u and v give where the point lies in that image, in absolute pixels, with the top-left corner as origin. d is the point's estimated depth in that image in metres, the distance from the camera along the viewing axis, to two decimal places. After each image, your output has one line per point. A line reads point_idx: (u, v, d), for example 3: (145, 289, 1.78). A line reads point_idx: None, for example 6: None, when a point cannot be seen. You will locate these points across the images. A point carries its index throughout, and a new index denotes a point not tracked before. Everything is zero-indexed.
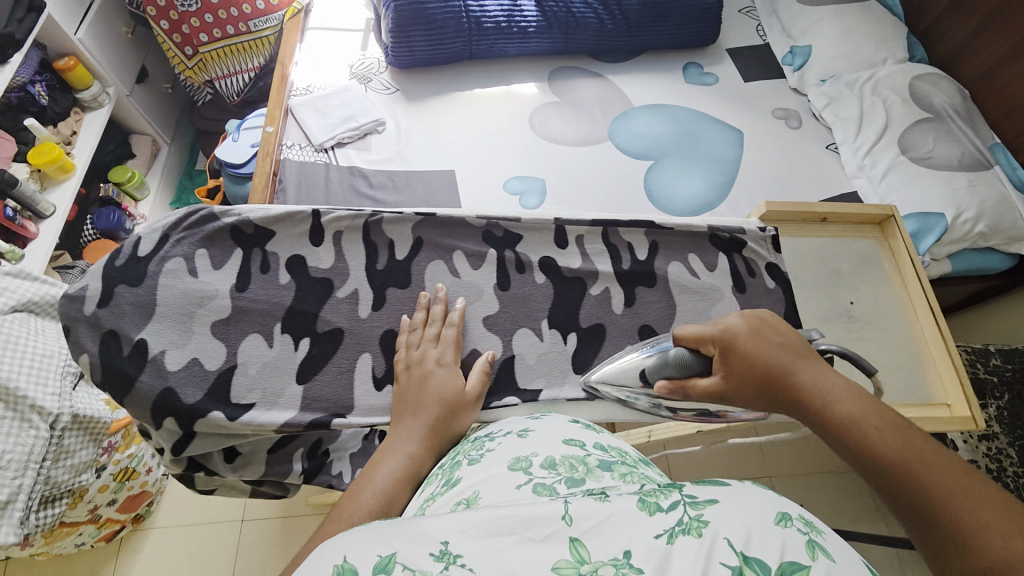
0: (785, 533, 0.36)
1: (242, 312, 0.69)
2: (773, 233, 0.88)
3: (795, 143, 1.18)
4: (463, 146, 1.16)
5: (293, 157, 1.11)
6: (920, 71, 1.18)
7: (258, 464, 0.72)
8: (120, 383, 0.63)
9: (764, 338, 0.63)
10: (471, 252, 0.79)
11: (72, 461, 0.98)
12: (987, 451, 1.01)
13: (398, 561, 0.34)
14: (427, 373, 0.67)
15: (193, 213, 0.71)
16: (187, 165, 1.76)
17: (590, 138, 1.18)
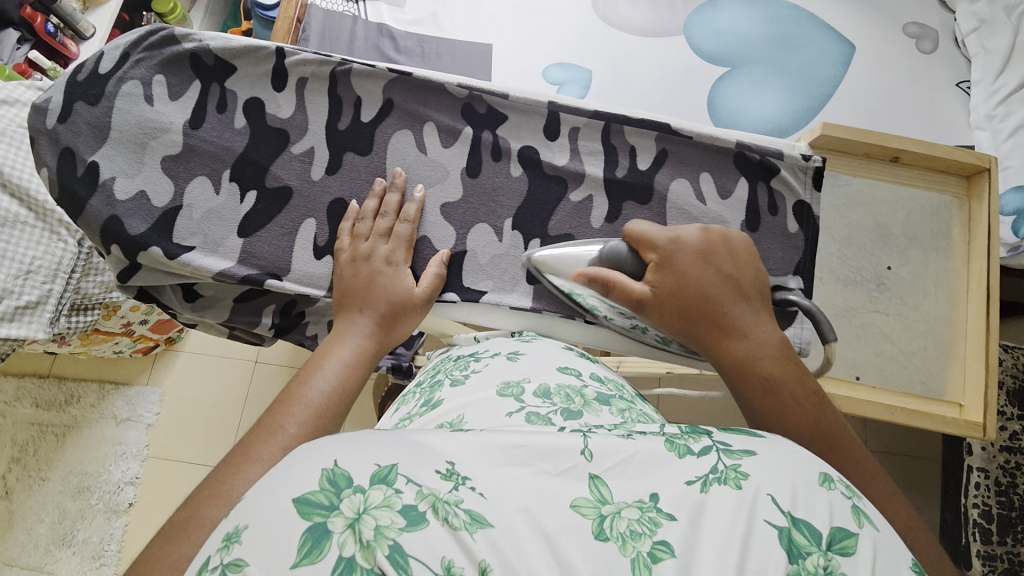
0: (830, 495, 0.32)
1: (192, 152, 0.60)
2: (819, 164, 0.67)
3: (905, 70, 0.96)
4: (510, 18, 0.97)
5: (320, 3, 0.93)
6: None
7: (222, 309, 0.67)
8: (70, 204, 0.58)
9: (714, 264, 0.54)
10: (444, 126, 0.64)
11: (103, 277, 0.98)
12: (1003, 464, 0.96)
13: (399, 473, 0.29)
14: (375, 273, 0.58)
15: (154, 32, 0.61)
16: (233, 4, 1.53)
17: (655, 31, 0.97)
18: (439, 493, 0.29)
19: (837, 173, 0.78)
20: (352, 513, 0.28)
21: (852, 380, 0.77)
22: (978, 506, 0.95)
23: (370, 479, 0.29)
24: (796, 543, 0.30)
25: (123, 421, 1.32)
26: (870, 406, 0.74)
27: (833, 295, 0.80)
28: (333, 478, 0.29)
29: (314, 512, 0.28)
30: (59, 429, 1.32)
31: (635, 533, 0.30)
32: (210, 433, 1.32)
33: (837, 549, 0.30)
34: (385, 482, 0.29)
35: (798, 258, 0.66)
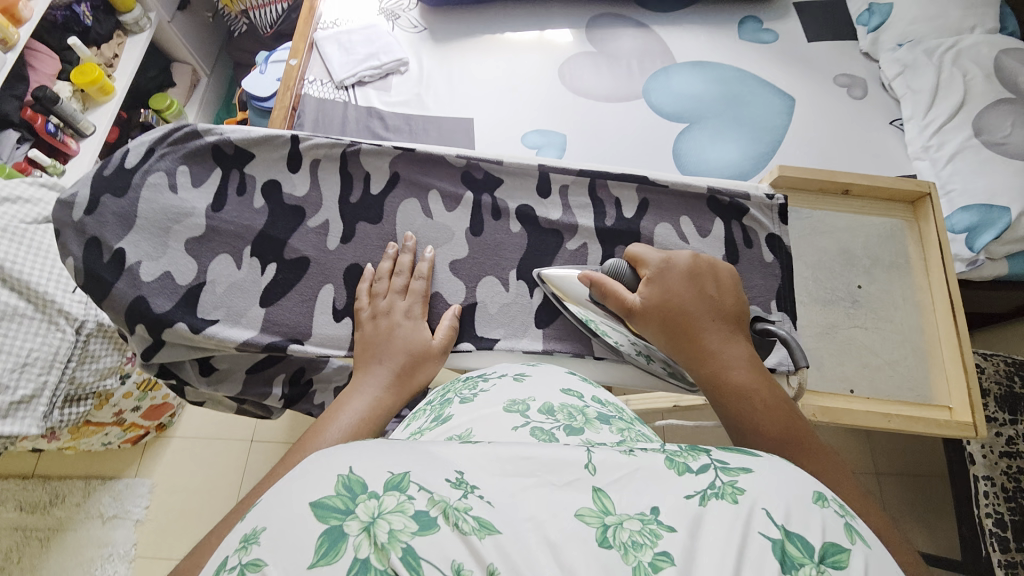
0: (824, 513, 0.32)
1: (214, 233, 0.65)
2: (783, 201, 0.73)
3: (845, 114, 1.07)
4: (487, 94, 1.08)
5: (314, 93, 1.04)
6: (1008, 44, 1.05)
7: (235, 382, 0.71)
8: (96, 289, 0.61)
9: (699, 282, 0.58)
10: (447, 193, 0.70)
11: (99, 364, 0.98)
12: (1007, 469, 0.95)
13: (411, 480, 0.31)
14: (394, 326, 0.62)
15: (178, 127, 0.67)
16: (227, 97, 1.71)
17: (621, 94, 1.09)
18: (450, 501, 0.31)
19: (799, 209, 0.85)
20: (368, 517, 0.29)
21: (846, 394, 0.78)
22: (991, 515, 0.93)
23: (383, 486, 0.30)
24: (790, 556, 0.29)
25: (110, 519, 1.28)
26: (868, 415, 0.75)
27: (811, 313, 0.83)
28: (348, 484, 0.30)
29: (331, 515, 0.29)
30: (42, 533, 1.26)
31: (636, 545, 0.29)
32: (203, 524, 1.27)
33: (831, 563, 0.29)
34: (399, 488, 0.30)
35: (777, 284, 0.71)
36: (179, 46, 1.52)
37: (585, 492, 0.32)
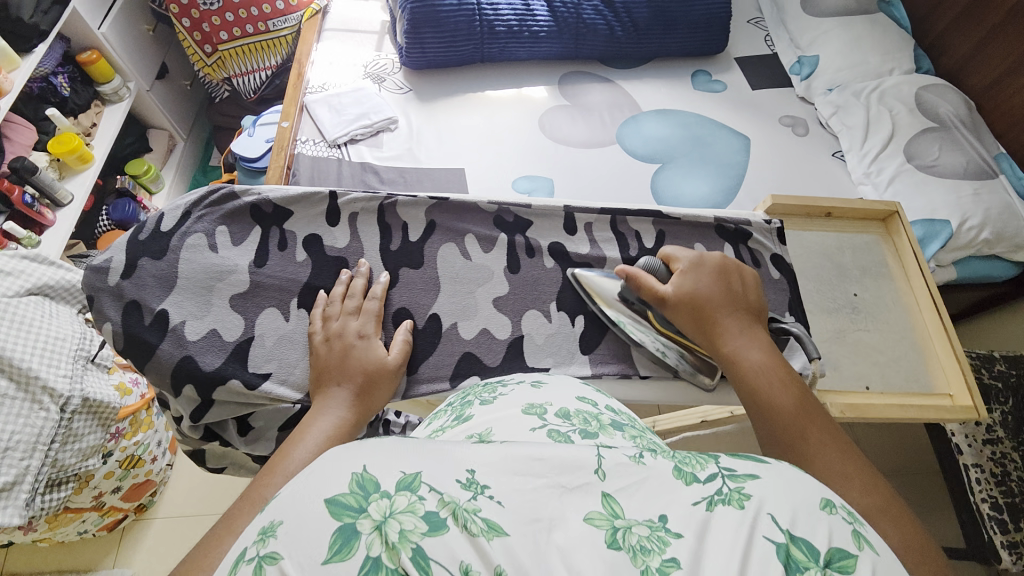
0: (831, 520, 0.32)
1: (258, 288, 0.69)
2: (779, 225, 0.83)
3: (796, 149, 1.20)
4: (474, 145, 1.19)
5: (308, 151, 1.14)
6: (926, 82, 1.20)
7: (268, 441, 0.69)
8: (139, 351, 0.65)
9: (726, 277, 0.67)
10: (483, 236, 0.77)
11: (81, 445, 0.91)
12: (992, 455, 0.99)
13: (422, 481, 0.32)
14: (349, 346, 0.64)
15: (215, 190, 0.73)
16: (203, 158, 1.70)
17: (596, 140, 1.20)
18: (459, 501, 0.31)
19: (795, 232, 0.92)
20: (380, 516, 0.30)
21: (862, 391, 0.81)
22: (987, 500, 0.96)
23: (395, 486, 0.31)
24: (795, 559, 0.30)
25: None
26: (886, 408, 0.78)
27: (820, 321, 0.86)
28: (362, 482, 0.31)
29: (344, 513, 0.30)
30: None
31: (645, 549, 0.30)
32: None
33: (837, 567, 0.30)
34: (410, 488, 0.31)
35: (788, 297, 0.79)
36: (157, 114, 1.51)
37: (592, 495, 0.33)
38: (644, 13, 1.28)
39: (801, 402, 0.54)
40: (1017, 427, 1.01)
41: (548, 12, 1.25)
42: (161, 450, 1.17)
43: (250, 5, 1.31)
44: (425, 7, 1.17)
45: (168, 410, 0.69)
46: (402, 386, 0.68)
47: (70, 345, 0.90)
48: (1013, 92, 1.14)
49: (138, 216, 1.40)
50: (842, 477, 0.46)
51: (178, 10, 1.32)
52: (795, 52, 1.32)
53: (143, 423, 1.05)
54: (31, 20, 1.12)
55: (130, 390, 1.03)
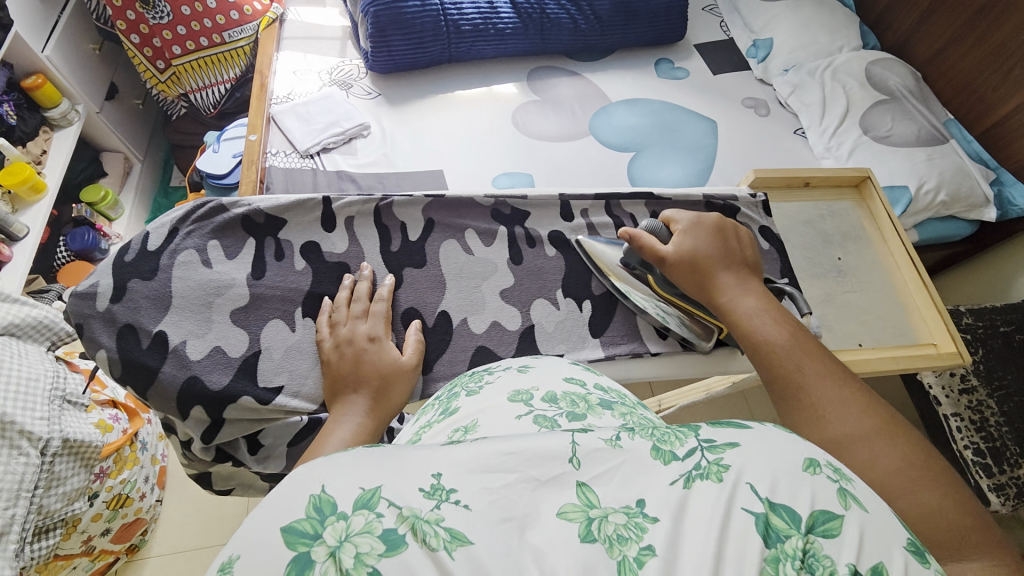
0: (815, 481, 0.30)
1: (260, 300, 0.64)
2: (763, 198, 0.85)
3: (766, 129, 1.24)
4: (448, 146, 1.19)
5: (279, 163, 1.13)
6: (874, 56, 1.25)
7: (280, 459, 0.64)
8: (141, 377, 0.59)
9: (721, 233, 0.67)
10: (483, 230, 0.75)
11: (66, 488, 0.87)
12: (969, 403, 1.04)
13: (382, 496, 0.28)
14: (361, 352, 0.60)
15: (200, 205, 0.67)
16: (162, 179, 1.66)
17: (570, 133, 1.22)
18: (419, 513, 0.27)
19: (779, 205, 0.91)
20: (335, 541, 0.26)
21: (856, 347, 0.80)
22: (969, 447, 1.01)
23: (353, 506, 0.27)
24: (775, 528, 0.28)
25: None
26: (880, 361, 0.78)
27: (809, 287, 0.85)
28: (319, 505, 0.27)
29: (299, 541, 0.26)
30: None
31: (621, 539, 0.27)
32: None
33: (820, 532, 0.28)
34: (368, 506, 0.27)
35: (779, 266, 0.81)
36: (108, 135, 1.46)
37: (566, 487, 0.30)
38: (606, 6, 1.31)
39: (797, 338, 0.55)
40: (987, 373, 1.06)
41: (511, 9, 1.27)
42: (150, 486, 1.11)
43: (203, 15, 1.28)
44: (389, 10, 1.17)
45: (173, 434, 0.63)
46: (418, 387, 0.64)
47: (45, 384, 0.85)
48: (960, 58, 1.19)
49: (98, 244, 1.38)
50: (839, 404, 0.48)
51: (125, 26, 1.28)
52: (751, 37, 1.37)
53: (127, 460, 1.02)
54: None
55: (112, 427, 1.00)
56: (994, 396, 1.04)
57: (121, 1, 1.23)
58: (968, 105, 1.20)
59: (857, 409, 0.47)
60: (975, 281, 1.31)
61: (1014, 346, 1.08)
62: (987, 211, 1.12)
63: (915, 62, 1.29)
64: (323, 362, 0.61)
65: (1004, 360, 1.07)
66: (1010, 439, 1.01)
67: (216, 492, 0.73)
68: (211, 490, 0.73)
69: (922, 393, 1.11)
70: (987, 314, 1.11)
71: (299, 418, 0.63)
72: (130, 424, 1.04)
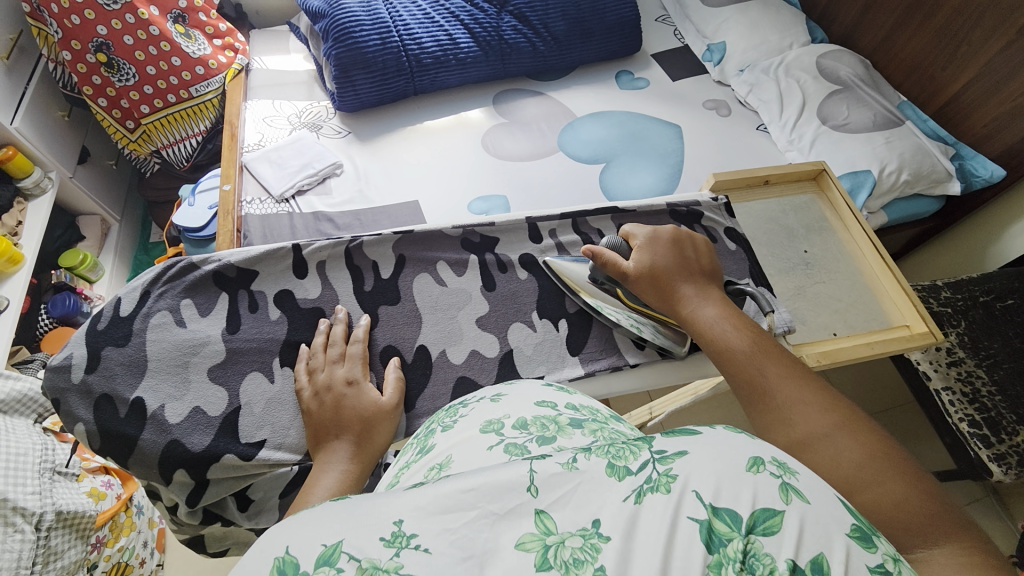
0: (757, 479, 0.30)
1: (237, 354, 0.64)
2: (725, 200, 0.87)
3: (727, 129, 1.27)
4: (422, 176, 1.21)
5: (255, 211, 1.13)
6: (823, 49, 1.30)
7: (272, 510, 0.62)
8: (120, 446, 0.58)
9: (679, 245, 0.69)
10: (454, 261, 0.75)
11: (63, 562, 0.84)
12: (958, 376, 1.05)
13: (343, 550, 0.27)
14: (340, 397, 0.59)
15: (171, 265, 0.67)
16: (142, 237, 1.66)
17: (539, 151, 1.24)
18: (378, 563, 0.27)
19: (743, 204, 0.93)
20: None
21: (831, 337, 0.81)
22: (965, 420, 1.02)
23: (314, 564, 0.27)
24: (717, 533, 0.28)
25: None
26: (855, 348, 0.79)
27: (780, 282, 0.86)
28: (282, 567, 0.27)
29: None
30: None
31: (577, 562, 0.27)
32: None
33: (761, 531, 0.28)
34: (329, 562, 0.27)
35: (748, 265, 0.82)
36: (84, 199, 1.47)
37: (524, 516, 0.29)
38: (561, 26, 1.35)
39: (757, 343, 0.58)
40: (973, 344, 1.07)
41: (471, 39, 1.30)
42: (150, 551, 1.08)
43: (168, 74, 1.30)
44: (351, 51, 1.20)
45: (159, 501, 0.62)
46: (402, 425, 0.64)
47: (33, 458, 0.84)
48: (904, 43, 1.24)
49: (80, 308, 1.36)
50: (803, 404, 0.50)
51: (92, 91, 1.30)
52: (704, 42, 1.41)
53: (123, 526, 0.99)
54: None
55: (105, 494, 0.97)
56: (983, 366, 1.06)
57: (86, 67, 1.25)
58: (919, 87, 1.24)
59: (820, 407, 0.49)
60: (948, 256, 1.33)
61: (994, 315, 1.10)
62: (951, 185, 1.15)
63: (863, 51, 1.34)
64: (303, 416, 0.60)
65: (987, 329, 1.09)
66: (1004, 407, 1.02)
67: (210, 554, 0.72)
68: (205, 552, 0.71)
69: (912, 369, 1.12)
70: (965, 287, 1.13)
71: (288, 469, 0.61)
72: (124, 489, 1.01)
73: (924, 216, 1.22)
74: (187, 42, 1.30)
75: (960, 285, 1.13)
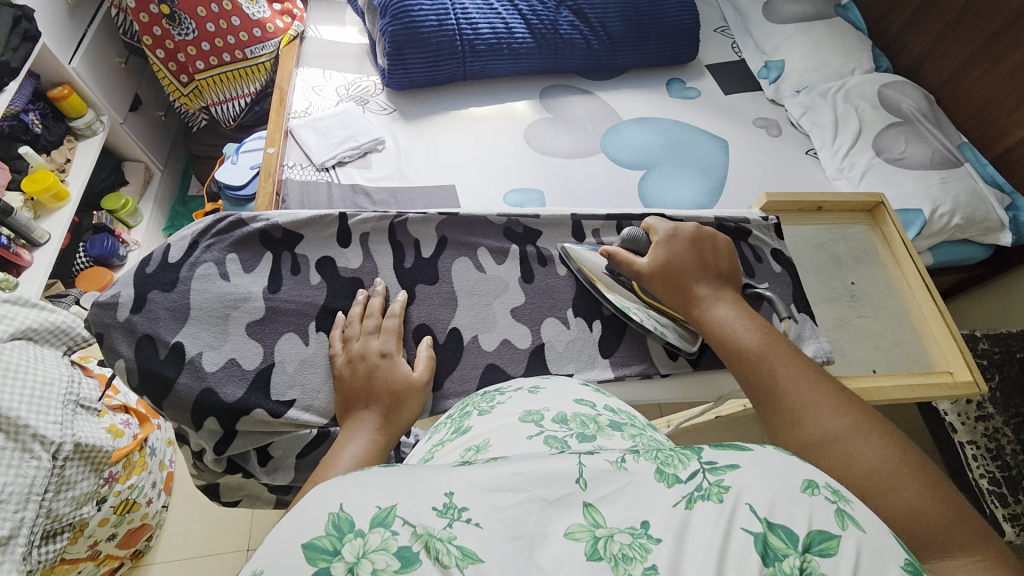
0: (813, 502, 0.30)
1: (276, 313, 0.65)
2: (776, 221, 0.85)
3: (777, 150, 1.24)
4: (462, 162, 1.21)
5: (295, 176, 1.14)
6: (887, 79, 1.26)
7: (289, 470, 0.66)
8: (157, 388, 0.60)
9: (696, 244, 0.67)
10: (495, 248, 0.75)
11: (74, 492, 0.86)
12: (984, 430, 1.01)
13: (398, 514, 0.28)
14: (373, 367, 0.60)
15: (221, 219, 0.69)
16: (180, 189, 1.70)
17: (581, 150, 1.23)
18: (433, 531, 0.28)
19: (790, 227, 0.91)
20: (353, 557, 0.26)
21: (869, 374, 0.79)
22: (984, 475, 0.98)
23: (369, 524, 0.28)
24: (772, 547, 0.28)
25: None
26: (893, 389, 0.77)
27: (821, 311, 0.84)
28: (338, 522, 0.28)
29: (319, 557, 0.27)
30: None
31: (626, 558, 0.28)
32: None
33: (817, 551, 0.28)
34: (384, 524, 0.28)
35: (791, 290, 0.80)
36: (132, 145, 1.51)
37: (572, 506, 0.30)
38: (619, 27, 1.33)
39: (770, 343, 0.57)
40: (1004, 401, 1.03)
41: (526, 30, 1.29)
42: (156, 492, 1.11)
43: (226, 32, 1.32)
44: (407, 29, 1.21)
45: (186, 444, 0.64)
46: (428, 403, 0.65)
47: (59, 389, 0.85)
48: (972, 82, 1.19)
49: (117, 251, 1.41)
50: (814, 406, 0.50)
51: (151, 41, 1.32)
52: (763, 58, 1.38)
53: (136, 464, 1.02)
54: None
55: (123, 432, 1.00)
56: (1010, 424, 1.02)
57: (148, 17, 1.28)
58: (982, 129, 1.19)
59: (834, 408, 0.49)
60: (993, 306, 1.29)
61: None
62: (1002, 235, 1.11)
63: (928, 86, 1.29)
64: (336, 382, 0.61)
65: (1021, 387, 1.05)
66: None
67: (222, 503, 0.74)
68: (218, 500, 0.73)
69: (937, 417, 1.09)
70: (1005, 341, 1.09)
71: (309, 430, 0.63)
72: (140, 429, 1.05)
73: (972, 263, 1.18)
74: (249, 3, 1.32)
75: (1000, 338, 1.09)
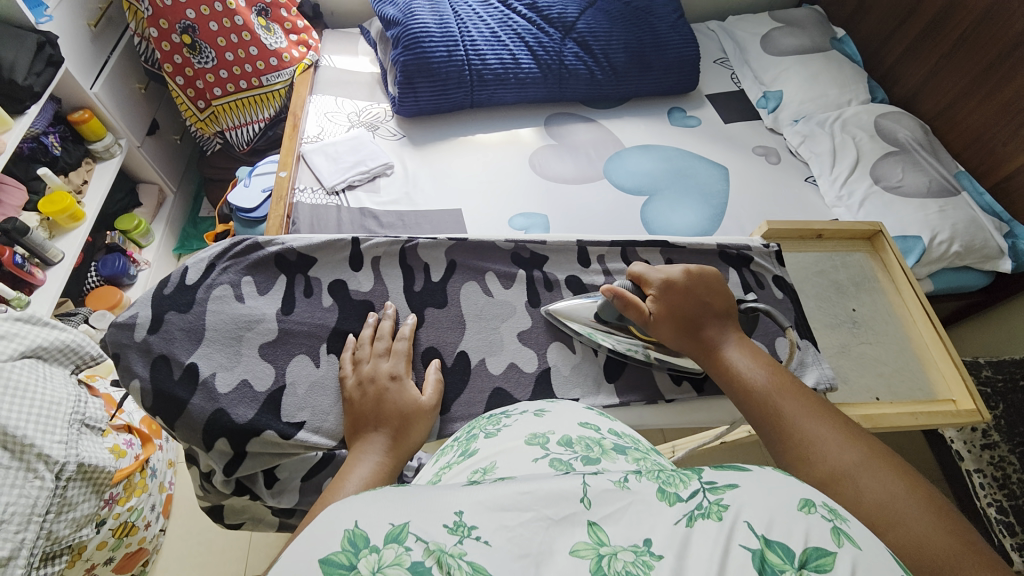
0: (809, 520, 0.31)
1: (288, 335, 0.67)
2: (777, 248, 0.87)
3: (777, 177, 1.27)
4: (468, 187, 1.24)
5: (306, 200, 1.17)
6: (883, 110, 1.29)
7: (294, 493, 0.65)
8: (169, 408, 0.61)
9: (696, 290, 0.67)
10: (502, 273, 0.77)
11: (76, 513, 0.86)
12: (991, 460, 1.00)
13: (410, 531, 0.29)
14: (383, 389, 0.61)
15: (238, 242, 0.71)
16: (191, 211, 1.73)
17: (584, 176, 1.26)
18: (444, 547, 0.29)
19: (790, 253, 0.93)
20: (368, 571, 0.27)
21: (874, 401, 0.79)
22: (993, 505, 0.97)
23: (382, 540, 0.29)
24: (770, 563, 0.28)
25: None
26: (897, 416, 0.77)
27: (824, 337, 0.85)
28: (353, 538, 0.29)
29: (335, 572, 0.27)
30: None
31: (629, 574, 0.28)
32: None
33: (814, 567, 0.28)
34: (397, 540, 0.29)
35: (793, 316, 0.81)
36: (147, 168, 1.55)
37: (578, 525, 0.31)
38: (622, 59, 1.38)
39: (775, 379, 0.58)
40: (1010, 429, 1.03)
41: (532, 61, 1.34)
42: (155, 515, 1.11)
43: (244, 61, 1.37)
44: (417, 60, 1.25)
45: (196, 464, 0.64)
46: (435, 427, 0.65)
47: (66, 409, 0.86)
48: (967, 113, 1.22)
49: (127, 271, 1.44)
50: (820, 441, 0.51)
51: (172, 68, 1.37)
52: (761, 88, 1.42)
53: (137, 487, 1.02)
54: (26, 83, 1.11)
55: (125, 452, 1.00)
56: (1017, 453, 1.01)
57: (169, 46, 1.33)
58: (978, 159, 1.21)
59: (840, 442, 0.50)
60: (996, 332, 1.29)
61: None
62: (1002, 262, 1.12)
63: (923, 116, 1.33)
64: (346, 404, 0.62)
65: None
66: None
67: (226, 526, 0.73)
68: (222, 522, 0.73)
69: (944, 446, 1.08)
70: (1009, 368, 1.09)
71: (317, 452, 0.63)
72: (142, 450, 1.04)
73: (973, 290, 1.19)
74: (266, 35, 1.38)
75: (1004, 365, 1.10)
